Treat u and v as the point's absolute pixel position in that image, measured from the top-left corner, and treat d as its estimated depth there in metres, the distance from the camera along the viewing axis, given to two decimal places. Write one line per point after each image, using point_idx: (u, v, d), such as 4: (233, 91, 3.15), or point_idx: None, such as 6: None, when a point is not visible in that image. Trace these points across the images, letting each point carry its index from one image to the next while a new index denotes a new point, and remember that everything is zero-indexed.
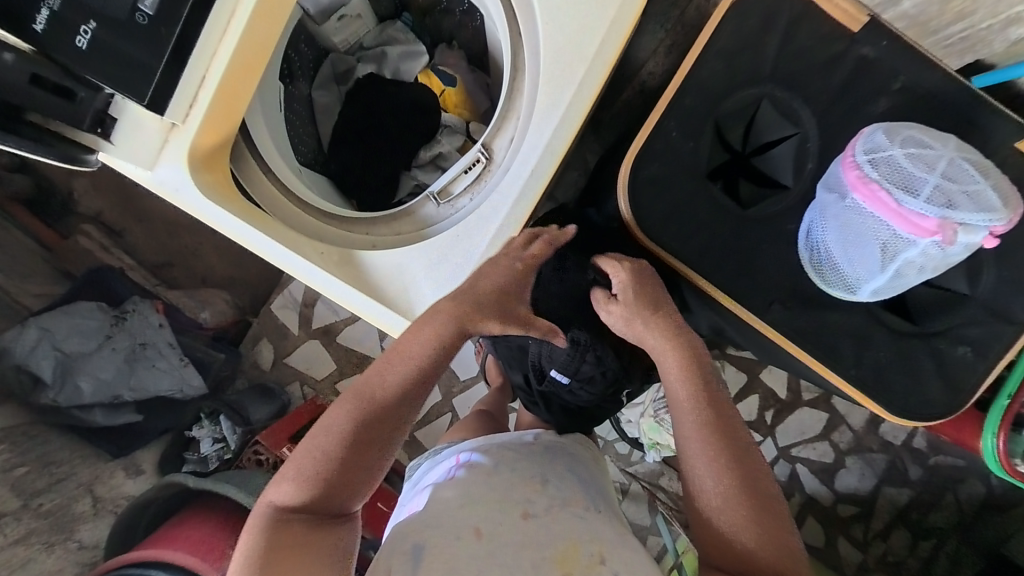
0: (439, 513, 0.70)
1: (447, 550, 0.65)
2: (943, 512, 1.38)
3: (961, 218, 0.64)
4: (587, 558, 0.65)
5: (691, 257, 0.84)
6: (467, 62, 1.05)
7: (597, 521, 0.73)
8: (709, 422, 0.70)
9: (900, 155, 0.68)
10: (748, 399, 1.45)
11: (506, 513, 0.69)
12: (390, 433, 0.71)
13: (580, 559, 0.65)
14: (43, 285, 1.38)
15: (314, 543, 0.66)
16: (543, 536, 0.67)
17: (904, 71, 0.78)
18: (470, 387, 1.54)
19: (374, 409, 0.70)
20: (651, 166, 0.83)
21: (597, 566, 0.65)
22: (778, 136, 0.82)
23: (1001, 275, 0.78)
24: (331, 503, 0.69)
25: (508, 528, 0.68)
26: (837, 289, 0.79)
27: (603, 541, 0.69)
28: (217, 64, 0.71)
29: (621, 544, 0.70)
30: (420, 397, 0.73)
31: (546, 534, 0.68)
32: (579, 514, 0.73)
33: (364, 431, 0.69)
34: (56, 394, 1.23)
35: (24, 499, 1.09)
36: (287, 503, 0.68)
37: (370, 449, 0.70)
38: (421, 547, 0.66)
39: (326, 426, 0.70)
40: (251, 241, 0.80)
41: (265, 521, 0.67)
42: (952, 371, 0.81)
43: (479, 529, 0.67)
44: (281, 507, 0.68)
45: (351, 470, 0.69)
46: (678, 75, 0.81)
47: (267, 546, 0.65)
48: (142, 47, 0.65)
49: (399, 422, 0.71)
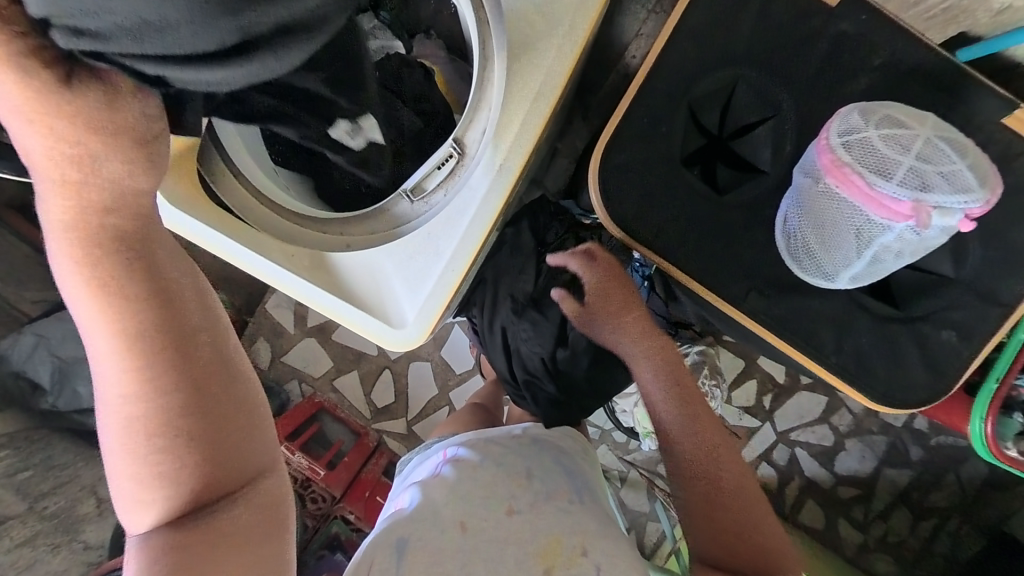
0: (423, 510, 0.70)
1: (430, 545, 0.65)
2: (944, 492, 1.37)
3: (936, 201, 0.62)
4: (569, 551, 0.66)
5: (670, 248, 0.82)
6: (446, 51, 1.01)
7: (581, 512, 0.73)
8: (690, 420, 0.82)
9: (875, 137, 0.65)
10: (745, 385, 1.43)
11: (490, 508, 0.70)
12: (124, 360, 0.55)
13: (562, 552, 0.65)
14: (40, 292, 1.37)
15: (224, 527, 0.57)
16: (528, 532, 0.67)
17: (885, 46, 0.75)
18: (467, 380, 1.53)
19: (119, 370, 0.55)
20: (622, 154, 0.82)
21: (580, 559, 0.65)
22: (755, 119, 0.79)
23: (986, 255, 0.76)
24: (202, 488, 0.58)
25: (493, 521, 0.68)
26: (815, 277, 0.78)
27: (586, 532, 0.69)
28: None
29: (603, 533, 0.70)
30: (156, 317, 0.56)
31: (530, 528, 0.68)
32: (563, 508, 0.72)
33: (144, 409, 0.55)
34: (55, 399, 1.24)
35: (29, 502, 1.09)
36: (153, 522, 0.57)
37: (185, 420, 0.56)
38: (403, 542, 0.67)
39: (109, 438, 0.56)
40: (221, 245, 0.84)
41: (149, 552, 0.55)
42: (938, 356, 0.80)
43: (464, 523, 0.68)
44: (151, 525, 0.57)
45: (189, 448, 0.57)
46: (647, 59, 0.78)
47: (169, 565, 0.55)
48: None
49: (178, 372, 0.57)
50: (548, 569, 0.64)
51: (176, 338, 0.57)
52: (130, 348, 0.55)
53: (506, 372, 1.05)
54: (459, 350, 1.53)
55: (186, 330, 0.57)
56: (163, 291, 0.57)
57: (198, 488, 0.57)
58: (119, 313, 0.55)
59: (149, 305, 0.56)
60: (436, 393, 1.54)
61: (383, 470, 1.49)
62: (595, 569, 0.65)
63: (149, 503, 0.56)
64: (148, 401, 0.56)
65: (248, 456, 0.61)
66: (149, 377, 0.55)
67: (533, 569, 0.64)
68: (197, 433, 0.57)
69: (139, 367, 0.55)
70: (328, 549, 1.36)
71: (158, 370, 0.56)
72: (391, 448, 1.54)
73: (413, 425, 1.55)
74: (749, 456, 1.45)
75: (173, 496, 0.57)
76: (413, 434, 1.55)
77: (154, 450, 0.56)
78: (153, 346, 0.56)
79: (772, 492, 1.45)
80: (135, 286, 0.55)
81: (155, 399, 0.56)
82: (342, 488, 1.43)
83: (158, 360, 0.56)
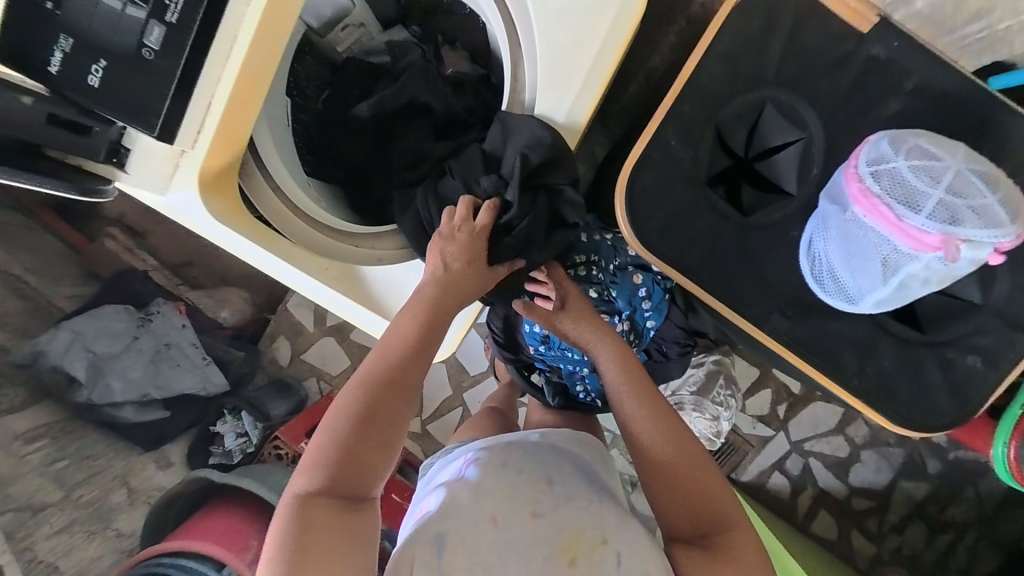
0: (454, 506, 0.72)
1: (465, 537, 0.67)
2: (963, 506, 1.36)
3: (965, 234, 0.63)
4: (591, 541, 0.69)
5: (692, 266, 0.84)
6: (470, 63, 1.01)
7: (600, 507, 0.75)
8: (645, 407, 0.81)
9: (904, 167, 0.66)
10: (759, 393, 1.44)
11: (517, 502, 0.72)
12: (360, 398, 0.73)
13: (584, 544, 0.68)
14: (75, 287, 1.42)
15: (348, 530, 0.66)
16: (552, 527, 0.69)
17: (917, 71, 0.75)
18: (480, 382, 1.58)
19: (341, 412, 0.72)
20: (648, 176, 0.83)
21: (602, 547, 0.68)
22: (783, 141, 0.79)
23: (1016, 282, 0.76)
24: (353, 482, 0.69)
25: (520, 512, 0.70)
26: (838, 301, 0.78)
27: (606, 524, 0.72)
28: (227, 74, 0.71)
29: (623, 525, 0.73)
30: (379, 402, 0.73)
31: (555, 523, 0.70)
32: (583, 506, 0.74)
33: (363, 421, 0.71)
34: (90, 392, 1.28)
35: (65, 491, 1.15)
36: (312, 487, 0.67)
37: (368, 431, 0.72)
38: (442, 536, 0.68)
39: (336, 411, 0.72)
40: (256, 258, 0.84)
41: (290, 508, 0.66)
42: (960, 381, 0.80)
43: (496, 518, 0.69)
44: (307, 490, 0.67)
45: (356, 455, 0.70)
46: (678, 81, 0.79)
47: (297, 529, 0.64)
48: (150, 84, 0.67)
49: (386, 417, 0.73)
50: (572, 561, 0.66)
51: (386, 397, 0.74)
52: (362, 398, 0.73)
53: (524, 358, 1.09)
54: (474, 352, 1.57)
55: (381, 397, 0.73)
56: (378, 390, 0.74)
57: (349, 479, 0.69)
58: (388, 334, 0.79)
59: (384, 392, 0.74)
60: (450, 394, 1.59)
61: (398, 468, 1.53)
62: (617, 556, 0.68)
63: (306, 476, 0.69)
64: (369, 422, 0.72)
65: (375, 470, 0.71)
66: (359, 415, 0.72)
67: (559, 564, 0.66)
68: (358, 458, 0.70)
69: (364, 383, 0.74)
70: None
71: (361, 412, 0.72)
72: (405, 446, 1.58)
73: (428, 424, 1.59)
74: (762, 464, 1.45)
75: (346, 463, 0.69)
76: (427, 432, 1.60)
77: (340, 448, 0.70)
78: (373, 409, 0.72)
79: (783, 501, 1.45)
80: (383, 374, 0.75)
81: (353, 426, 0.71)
82: None
83: (386, 418, 0.73)
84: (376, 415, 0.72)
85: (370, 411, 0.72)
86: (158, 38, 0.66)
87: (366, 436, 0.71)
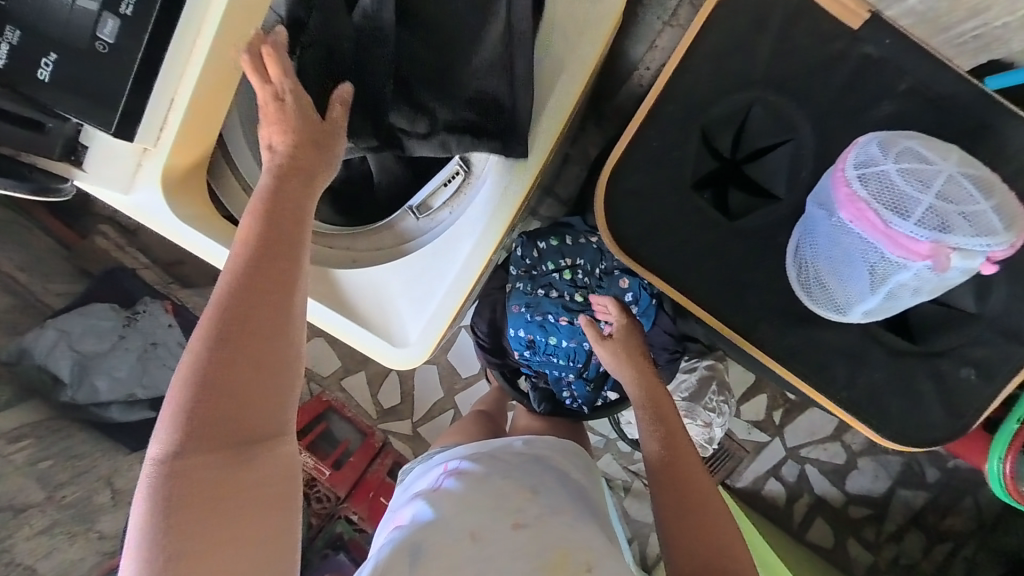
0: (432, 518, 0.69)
1: (444, 549, 0.65)
2: (961, 516, 1.33)
3: (956, 242, 0.60)
4: (576, 565, 0.65)
5: (680, 270, 0.81)
6: None
7: (587, 528, 0.72)
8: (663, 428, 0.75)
9: (893, 171, 0.63)
10: (755, 399, 1.40)
11: (497, 518, 0.69)
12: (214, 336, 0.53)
13: (568, 568, 0.65)
14: (66, 285, 1.38)
15: (247, 486, 0.53)
16: (533, 546, 0.66)
17: (910, 71, 0.72)
18: (472, 385, 1.55)
19: (194, 358, 0.53)
20: (631, 180, 0.80)
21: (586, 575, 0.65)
22: (771, 142, 0.77)
23: (1012, 292, 0.73)
24: (237, 430, 0.53)
25: (498, 530, 0.67)
26: (826, 309, 0.75)
27: (592, 550, 0.68)
28: (190, 70, 0.69)
29: (609, 553, 0.70)
30: (247, 333, 0.54)
31: (536, 543, 0.67)
32: (569, 523, 0.71)
33: (225, 360, 0.53)
34: (75, 392, 1.27)
35: (48, 491, 1.09)
36: (177, 452, 0.51)
37: (234, 370, 0.53)
38: (419, 547, 0.65)
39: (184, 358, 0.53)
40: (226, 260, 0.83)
41: (159, 485, 0.51)
42: (955, 393, 0.77)
43: (474, 533, 0.67)
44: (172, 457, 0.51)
45: (233, 401, 0.53)
46: (660, 78, 0.76)
47: (178, 502, 0.50)
48: (110, 77, 0.65)
49: (257, 345, 0.54)
50: None
51: (255, 323, 0.55)
52: (215, 333, 0.53)
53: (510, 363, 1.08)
54: (466, 354, 1.55)
55: (252, 323, 0.55)
56: (239, 321, 0.54)
57: (229, 429, 0.53)
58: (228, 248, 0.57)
59: (252, 316, 0.55)
60: (442, 396, 1.57)
61: (388, 471, 1.50)
62: None
63: (167, 436, 0.52)
64: (233, 359, 0.53)
65: (274, 415, 0.56)
66: (217, 354, 0.53)
67: None
68: (236, 406, 0.53)
69: (210, 315, 0.54)
70: (332, 549, 1.38)
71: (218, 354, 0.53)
72: (396, 448, 1.56)
73: (419, 426, 1.57)
74: (757, 471, 1.42)
75: (217, 418, 0.52)
76: (418, 435, 1.57)
77: (208, 397, 0.52)
78: (236, 348, 0.53)
79: (779, 508, 1.42)
80: (241, 295, 0.55)
81: (212, 373, 0.52)
82: (347, 488, 1.42)
83: (258, 346, 0.55)
84: (241, 356, 0.54)
85: (229, 340, 0.53)
86: (113, 32, 0.63)
87: (232, 379, 0.53)
